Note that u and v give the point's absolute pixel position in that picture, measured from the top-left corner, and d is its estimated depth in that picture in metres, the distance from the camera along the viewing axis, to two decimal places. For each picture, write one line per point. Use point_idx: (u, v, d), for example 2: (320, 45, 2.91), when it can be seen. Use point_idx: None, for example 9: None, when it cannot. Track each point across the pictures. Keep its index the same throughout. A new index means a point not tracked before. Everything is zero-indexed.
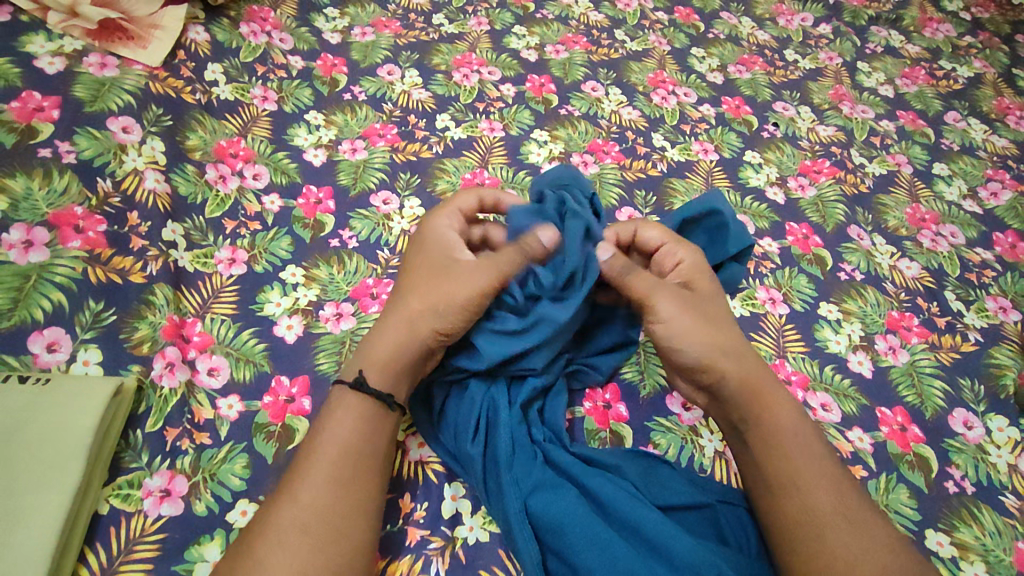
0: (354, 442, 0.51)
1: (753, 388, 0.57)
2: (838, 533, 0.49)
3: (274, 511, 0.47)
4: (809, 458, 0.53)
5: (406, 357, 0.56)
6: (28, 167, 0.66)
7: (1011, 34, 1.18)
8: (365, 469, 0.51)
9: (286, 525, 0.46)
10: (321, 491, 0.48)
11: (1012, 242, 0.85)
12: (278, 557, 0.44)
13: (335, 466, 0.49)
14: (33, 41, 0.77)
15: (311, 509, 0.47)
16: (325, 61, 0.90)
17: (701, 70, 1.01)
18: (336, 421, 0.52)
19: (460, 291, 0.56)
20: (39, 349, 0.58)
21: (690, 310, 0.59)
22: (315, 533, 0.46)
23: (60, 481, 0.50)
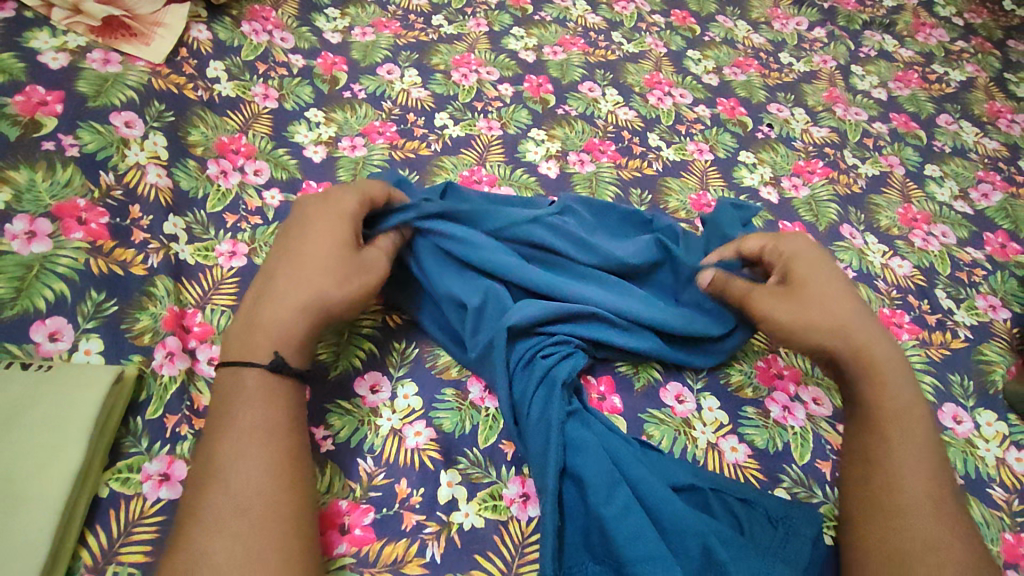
0: (262, 418, 0.51)
1: (869, 361, 0.59)
2: (907, 522, 0.52)
3: (207, 503, 0.46)
4: (910, 441, 0.55)
5: (300, 329, 0.55)
6: (32, 160, 0.67)
7: (1004, 39, 1.20)
8: (282, 439, 0.50)
9: (225, 517, 0.46)
10: (247, 473, 0.48)
11: (1002, 242, 0.87)
12: (222, 549, 0.44)
13: (267, 447, 0.49)
14: (38, 37, 0.78)
15: (243, 494, 0.47)
16: (325, 59, 0.92)
17: (696, 72, 1.02)
18: (253, 400, 0.51)
19: (370, 273, 0.60)
20: (41, 338, 0.59)
21: (790, 299, 0.62)
22: (258, 519, 0.46)
23: (61, 464, 0.50)
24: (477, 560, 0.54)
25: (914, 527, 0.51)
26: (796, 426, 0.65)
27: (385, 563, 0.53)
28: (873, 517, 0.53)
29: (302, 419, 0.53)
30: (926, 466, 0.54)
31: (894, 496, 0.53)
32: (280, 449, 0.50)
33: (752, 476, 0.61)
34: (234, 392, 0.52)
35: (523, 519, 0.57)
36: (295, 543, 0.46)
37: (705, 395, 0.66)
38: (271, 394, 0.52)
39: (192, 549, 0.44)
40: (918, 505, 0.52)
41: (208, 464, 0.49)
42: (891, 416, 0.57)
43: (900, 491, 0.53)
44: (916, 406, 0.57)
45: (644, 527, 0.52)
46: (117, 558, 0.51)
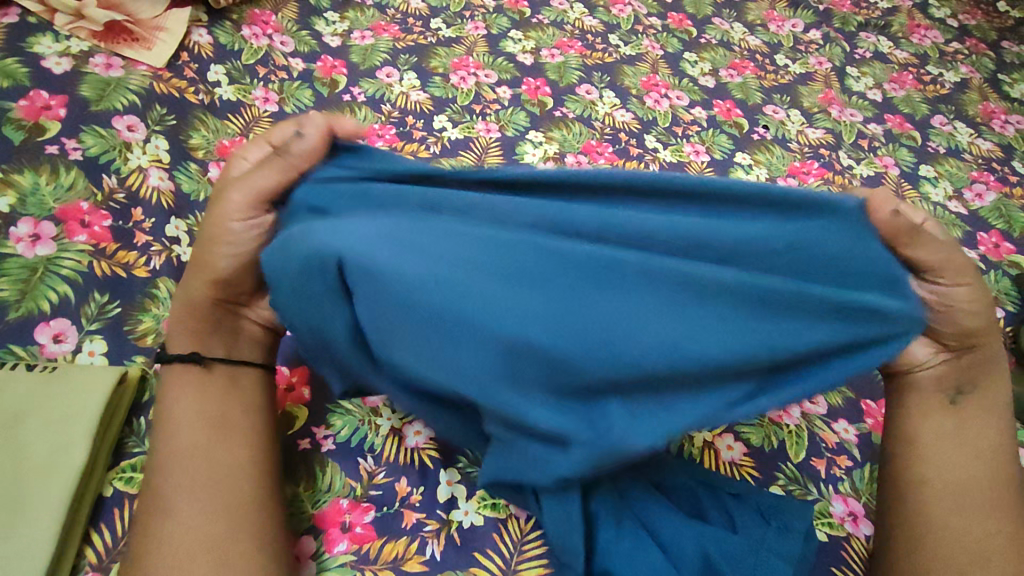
0: (191, 418, 0.53)
1: (992, 367, 0.57)
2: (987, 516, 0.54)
3: (145, 509, 0.49)
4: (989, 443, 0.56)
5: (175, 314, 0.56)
6: (36, 164, 0.68)
7: (998, 40, 1.21)
8: (210, 436, 0.52)
9: (161, 520, 0.48)
10: (177, 475, 0.50)
11: (996, 242, 0.88)
12: (156, 552, 0.46)
13: (190, 443, 0.51)
14: (41, 43, 0.79)
15: (172, 495, 0.49)
16: (325, 63, 0.93)
17: (693, 74, 1.03)
18: (175, 398, 0.54)
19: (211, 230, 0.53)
20: (46, 340, 0.59)
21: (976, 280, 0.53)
22: (187, 518, 0.48)
23: (65, 464, 0.51)
24: (476, 558, 0.55)
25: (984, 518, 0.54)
26: (791, 425, 0.66)
27: (385, 561, 0.54)
28: (945, 509, 0.55)
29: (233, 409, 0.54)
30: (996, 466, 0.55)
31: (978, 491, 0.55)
32: (198, 444, 0.51)
33: (748, 474, 0.62)
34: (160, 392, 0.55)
35: (521, 517, 0.57)
36: (222, 540, 0.48)
37: None
38: (188, 390, 0.54)
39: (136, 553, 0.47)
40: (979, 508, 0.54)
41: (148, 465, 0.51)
42: (984, 405, 0.57)
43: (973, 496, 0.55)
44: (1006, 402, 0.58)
45: (640, 541, 0.53)
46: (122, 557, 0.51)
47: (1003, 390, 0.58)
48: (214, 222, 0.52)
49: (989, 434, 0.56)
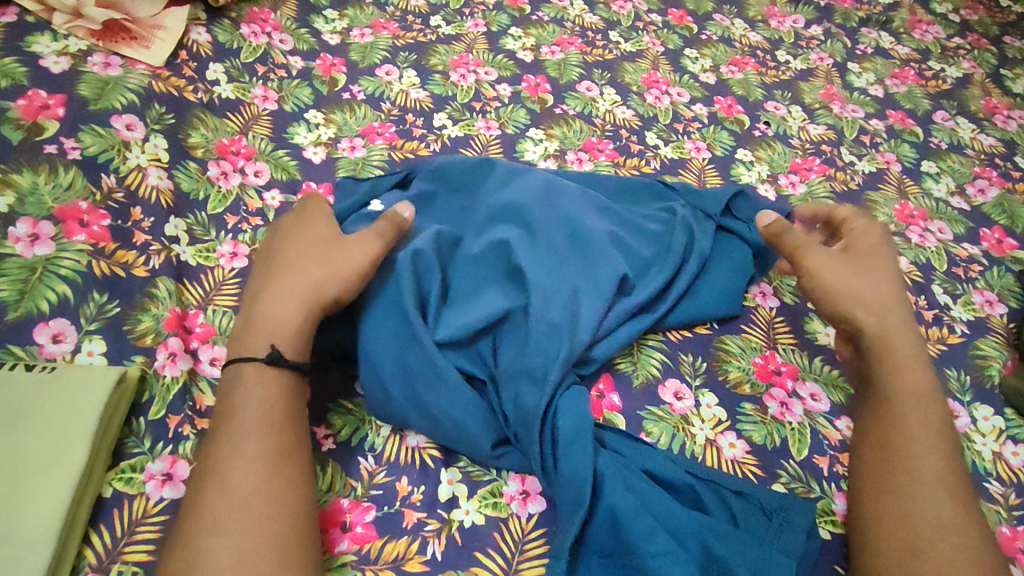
0: (275, 416, 0.51)
1: (886, 343, 0.61)
2: (927, 506, 0.53)
3: (213, 503, 0.47)
4: (923, 425, 0.57)
5: (291, 322, 0.56)
6: (34, 163, 0.68)
7: (1000, 35, 1.20)
8: (293, 436, 0.52)
9: (228, 514, 0.46)
10: (256, 471, 0.48)
11: (999, 237, 0.87)
12: (230, 548, 0.45)
13: (263, 441, 0.50)
14: (39, 42, 0.79)
15: (248, 492, 0.47)
16: (324, 61, 0.92)
17: (694, 70, 1.03)
18: (249, 395, 0.52)
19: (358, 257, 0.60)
20: (45, 340, 0.59)
21: (836, 260, 0.66)
22: (258, 515, 0.47)
23: (64, 464, 0.51)
24: (477, 557, 0.54)
25: (928, 511, 0.52)
26: (793, 423, 0.66)
27: (386, 560, 0.53)
28: (893, 501, 0.54)
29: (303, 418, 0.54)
30: (938, 452, 0.55)
31: (916, 481, 0.54)
32: (275, 446, 0.50)
33: (750, 472, 0.62)
34: (233, 385, 0.53)
35: (523, 516, 0.57)
36: (300, 543, 0.47)
37: (703, 392, 0.67)
38: (265, 391, 0.52)
39: (196, 549, 0.45)
40: (928, 499, 0.53)
41: (202, 459, 0.50)
42: (902, 395, 0.58)
43: (920, 479, 0.54)
44: (933, 391, 0.59)
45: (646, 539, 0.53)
46: (122, 558, 0.51)
47: (922, 373, 0.59)
48: (372, 257, 0.60)
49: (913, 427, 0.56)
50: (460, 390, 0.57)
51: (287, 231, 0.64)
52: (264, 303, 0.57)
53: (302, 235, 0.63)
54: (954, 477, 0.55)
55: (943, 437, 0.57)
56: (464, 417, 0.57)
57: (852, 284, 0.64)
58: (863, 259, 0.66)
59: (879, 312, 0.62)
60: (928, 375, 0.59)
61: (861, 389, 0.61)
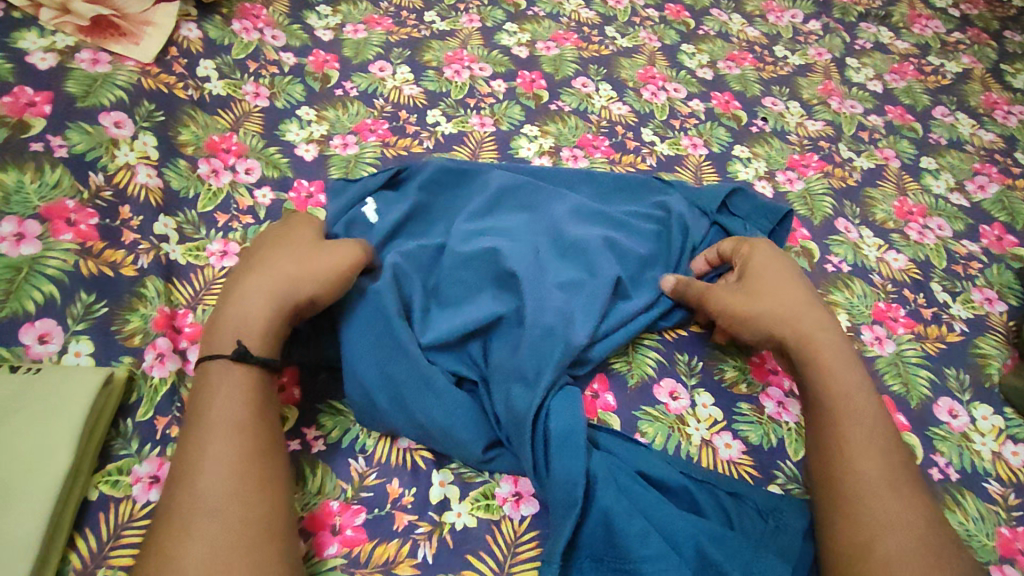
0: (244, 419, 0.50)
1: (812, 348, 0.60)
2: (872, 504, 0.51)
3: (183, 507, 0.46)
4: (856, 423, 0.55)
5: (261, 321, 0.55)
6: (20, 161, 0.67)
7: (1000, 30, 1.19)
8: (263, 439, 0.50)
9: (197, 518, 0.45)
10: (224, 474, 0.47)
11: (999, 234, 0.86)
12: (198, 553, 0.43)
13: (238, 445, 0.49)
14: (26, 38, 0.78)
15: (217, 496, 0.46)
16: (316, 57, 0.91)
17: (691, 66, 1.02)
18: (224, 398, 0.51)
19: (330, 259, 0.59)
20: (31, 340, 0.58)
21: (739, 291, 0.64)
22: (232, 518, 0.45)
23: (49, 467, 0.50)
24: (468, 560, 0.54)
25: (877, 511, 0.51)
26: (790, 422, 0.65)
27: (376, 564, 0.53)
28: (844, 502, 0.52)
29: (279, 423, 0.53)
30: (877, 449, 0.54)
31: (857, 479, 0.53)
32: (249, 449, 0.49)
33: (746, 473, 0.61)
34: (201, 389, 0.52)
35: (516, 518, 0.56)
36: (271, 545, 0.46)
37: (699, 392, 0.66)
38: (242, 395, 0.51)
39: (164, 555, 0.44)
40: (883, 502, 0.51)
41: (174, 465, 0.48)
42: (834, 396, 0.57)
43: (868, 482, 0.52)
44: (862, 389, 0.58)
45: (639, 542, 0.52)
46: (108, 562, 0.50)
47: (850, 372, 0.59)
48: (353, 259, 0.60)
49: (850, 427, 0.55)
50: (449, 398, 0.57)
51: (266, 234, 0.64)
52: (235, 300, 0.56)
53: (281, 237, 0.63)
54: (898, 473, 0.53)
55: (879, 433, 0.55)
56: (455, 424, 0.56)
57: (768, 304, 0.62)
58: (764, 274, 0.65)
59: (800, 320, 0.61)
60: (855, 373, 0.59)
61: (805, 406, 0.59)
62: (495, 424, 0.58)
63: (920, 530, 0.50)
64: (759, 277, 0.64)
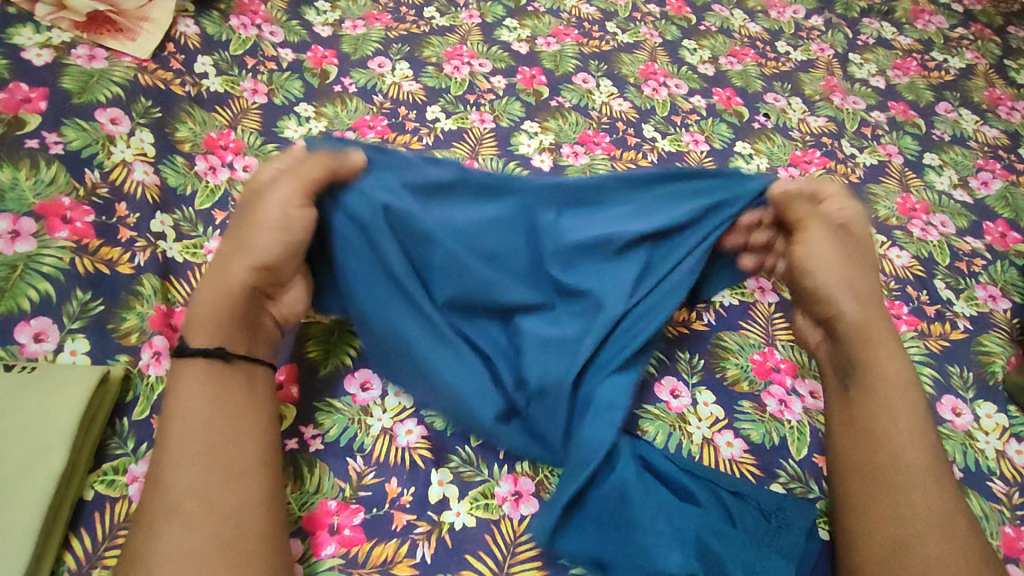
0: (201, 413, 0.49)
1: (869, 333, 0.58)
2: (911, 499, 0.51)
3: (148, 507, 0.45)
4: (902, 412, 0.55)
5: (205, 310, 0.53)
6: (15, 158, 0.66)
7: (1004, 26, 1.18)
8: (224, 431, 0.49)
9: (158, 519, 0.45)
10: (182, 472, 0.46)
11: (1002, 231, 0.86)
12: (159, 554, 0.43)
13: (192, 442, 0.47)
14: (22, 34, 0.77)
15: (175, 494, 0.45)
16: (315, 53, 0.91)
17: (692, 62, 1.01)
18: (182, 393, 0.50)
19: (259, 223, 0.54)
20: (26, 339, 0.58)
21: (834, 243, 0.61)
22: (186, 518, 0.44)
23: (43, 466, 0.50)
24: (468, 561, 0.53)
25: (919, 503, 0.51)
26: (792, 421, 0.64)
27: (374, 564, 0.52)
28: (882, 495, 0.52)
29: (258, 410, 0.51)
30: (922, 442, 0.53)
31: (896, 472, 0.52)
32: (206, 444, 0.48)
33: (748, 472, 0.61)
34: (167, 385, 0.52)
35: (515, 518, 0.56)
36: (235, 543, 0.45)
37: (700, 390, 0.65)
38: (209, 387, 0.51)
39: (130, 559, 0.44)
40: (921, 495, 0.51)
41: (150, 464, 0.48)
42: (881, 384, 0.56)
43: (904, 473, 0.52)
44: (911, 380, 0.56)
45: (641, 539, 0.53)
46: (102, 562, 0.50)
47: (895, 359, 0.57)
48: (274, 207, 0.54)
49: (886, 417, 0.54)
50: (467, 364, 0.57)
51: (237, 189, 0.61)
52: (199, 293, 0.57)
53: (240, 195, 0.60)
54: (938, 466, 0.53)
55: (923, 426, 0.54)
56: (475, 393, 0.57)
57: (848, 273, 0.61)
58: (852, 246, 0.63)
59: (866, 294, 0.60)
60: (906, 362, 0.58)
61: (839, 380, 0.59)
62: (511, 388, 0.59)
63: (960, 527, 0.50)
64: (839, 242, 0.62)
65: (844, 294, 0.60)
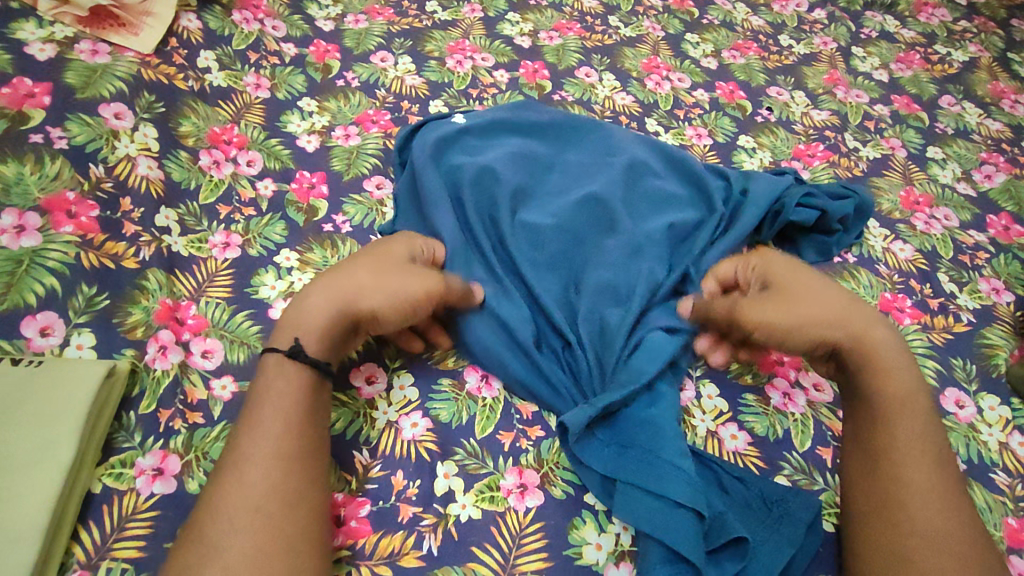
0: (294, 417, 0.50)
1: (869, 345, 0.58)
2: (926, 516, 0.51)
3: (228, 499, 0.46)
4: (931, 422, 0.55)
5: (321, 318, 0.55)
6: (20, 153, 0.66)
7: (1007, 18, 1.18)
8: (309, 439, 0.51)
9: (238, 512, 0.45)
10: (273, 470, 0.47)
11: (1006, 224, 0.86)
12: (238, 550, 0.44)
13: (281, 443, 0.49)
14: (24, 28, 0.77)
15: (260, 491, 0.46)
16: (318, 47, 0.90)
17: (695, 55, 1.01)
18: (273, 397, 0.51)
19: (411, 290, 0.57)
20: (33, 333, 0.58)
21: (779, 302, 0.60)
22: (271, 518, 0.45)
23: (53, 459, 0.50)
24: (474, 552, 0.53)
25: (955, 514, 0.51)
26: (796, 413, 0.64)
27: (381, 556, 0.52)
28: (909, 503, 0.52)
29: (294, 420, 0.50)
30: (948, 455, 0.55)
31: (928, 485, 0.52)
32: (294, 446, 0.49)
33: (753, 464, 0.61)
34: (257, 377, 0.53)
35: (521, 510, 0.56)
36: (308, 546, 0.46)
37: (705, 383, 0.65)
38: (251, 403, 0.51)
39: (206, 547, 0.44)
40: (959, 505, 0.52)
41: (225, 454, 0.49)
42: (913, 396, 0.56)
43: (940, 480, 0.52)
44: (920, 393, 0.56)
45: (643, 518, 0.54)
46: (111, 554, 0.50)
47: (908, 377, 0.57)
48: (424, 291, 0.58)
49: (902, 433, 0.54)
50: (515, 306, 0.64)
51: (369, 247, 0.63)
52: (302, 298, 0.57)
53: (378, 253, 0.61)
54: (957, 482, 0.53)
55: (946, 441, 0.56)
56: (515, 325, 0.62)
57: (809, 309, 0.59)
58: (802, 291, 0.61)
59: (846, 323, 0.59)
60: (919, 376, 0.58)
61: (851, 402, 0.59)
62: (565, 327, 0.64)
63: (978, 540, 0.51)
64: (778, 300, 0.60)
65: (823, 331, 0.59)
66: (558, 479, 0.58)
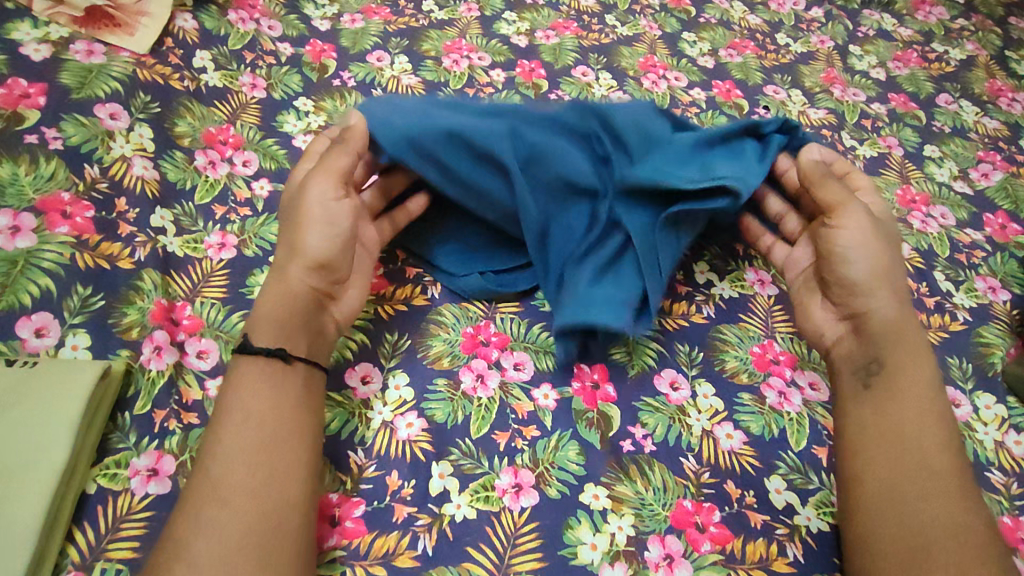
0: (263, 412, 0.51)
1: (900, 331, 0.61)
2: (930, 507, 0.51)
3: (199, 495, 0.47)
4: (925, 416, 0.56)
5: (268, 303, 0.56)
6: (14, 154, 0.66)
7: (1005, 16, 1.17)
8: (283, 433, 0.51)
9: (206, 508, 0.46)
10: (238, 466, 0.48)
11: (1002, 222, 0.86)
12: (205, 547, 0.44)
13: (249, 437, 0.49)
14: (20, 29, 0.77)
15: (229, 487, 0.47)
16: (314, 47, 0.90)
17: (692, 54, 1.01)
18: (241, 392, 0.52)
19: (318, 229, 0.59)
20: (28, 333, 0.58)
21: (871, 238, 0.64)
22: (241, 514, 0.46)
23: (47, 460, 0.50)
24: (469, 553, 0.53)
25: (932, 511, 0.51)
26: (792, 413, 0.64)
27: (376, 556, 0.53)
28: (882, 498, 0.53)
29: (287, 411, 0.52)
30: (944, 448, 0.54)
31: (899, 481, 0.53)
32: (261, 440, 0.49)
33: (748, 464, 0.61)
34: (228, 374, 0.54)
35: (515, 510, 0.56)
36: (282, 542, 0.46)
37: (700, 382, 0.65)
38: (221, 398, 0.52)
39: (175, 544, 0.45)
40: (939, 501, 0.52)
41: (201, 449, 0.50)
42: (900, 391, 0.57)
43: (917, 475, 0.53)
44: (913, 393, 0.57)
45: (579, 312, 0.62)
46: (106, 555, 0.50)
47: (924, 370, 0.59)
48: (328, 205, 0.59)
49: (908, 420, 0.56)
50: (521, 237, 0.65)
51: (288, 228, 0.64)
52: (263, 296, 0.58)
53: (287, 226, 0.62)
54: (947, 475, 0.53)
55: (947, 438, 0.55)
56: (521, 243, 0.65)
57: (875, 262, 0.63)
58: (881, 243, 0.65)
59: (896, 299, 0.62)
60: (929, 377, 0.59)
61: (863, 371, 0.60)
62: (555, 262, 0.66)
63: (961, 536, 0.50)
64: (872, 236, 0.64)
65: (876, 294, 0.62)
66: (553, 479, 0.58)
